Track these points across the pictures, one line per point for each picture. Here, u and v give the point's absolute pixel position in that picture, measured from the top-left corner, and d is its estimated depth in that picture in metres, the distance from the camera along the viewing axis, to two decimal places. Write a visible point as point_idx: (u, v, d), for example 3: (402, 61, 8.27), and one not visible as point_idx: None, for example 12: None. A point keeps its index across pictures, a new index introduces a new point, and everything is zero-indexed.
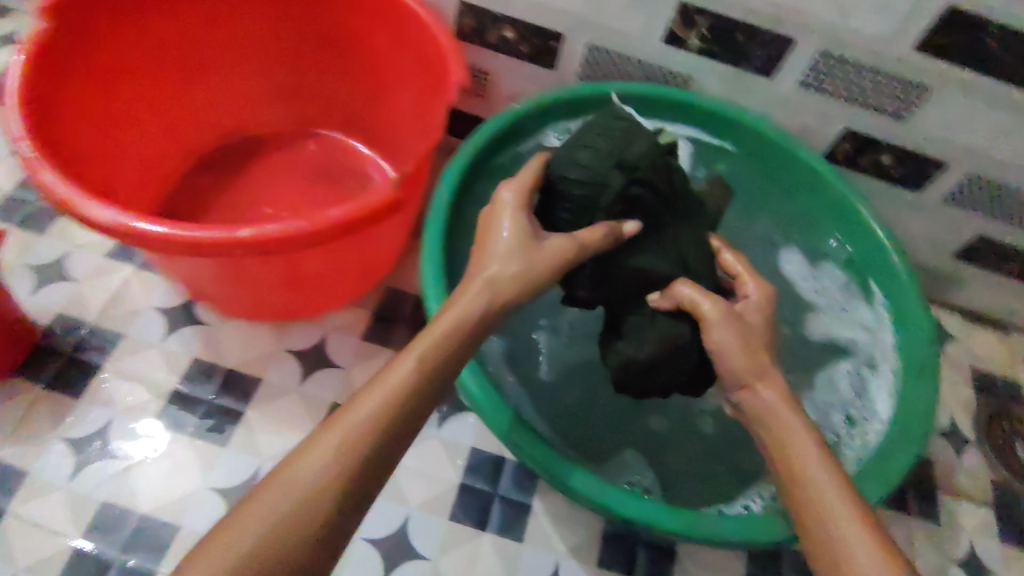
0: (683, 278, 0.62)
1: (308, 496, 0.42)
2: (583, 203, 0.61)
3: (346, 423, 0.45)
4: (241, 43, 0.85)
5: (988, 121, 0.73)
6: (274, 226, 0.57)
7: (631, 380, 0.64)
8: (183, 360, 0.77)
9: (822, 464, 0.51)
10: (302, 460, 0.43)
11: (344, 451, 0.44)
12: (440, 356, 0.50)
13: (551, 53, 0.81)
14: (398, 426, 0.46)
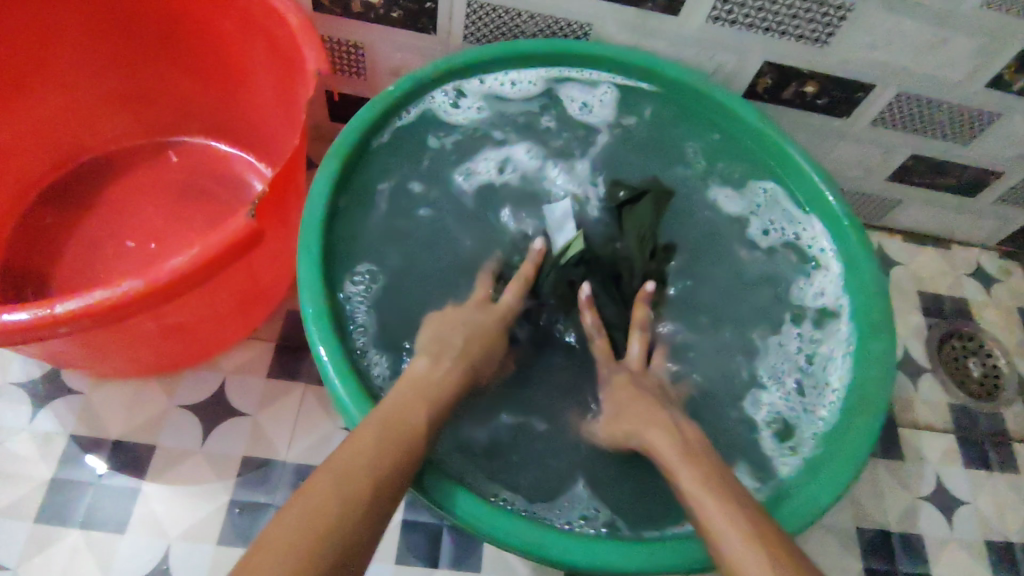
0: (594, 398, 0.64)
1: (333, 526, 0.40)
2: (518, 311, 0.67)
3: (382, 428, 0.48)
4: (56, 51, 0.70)
5: (913, 36, 0.66)
6: (108, 291, 0.48)
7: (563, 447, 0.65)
8: (60, 439, 0.66)
9: (700, 488, 0.49)
10: (317, 492, 0.42)
11: (381, 446, 0.46)
12: (451, 389, 0.55)
13: (427, 16, 0.70)
14: (424, 439, 0.49)
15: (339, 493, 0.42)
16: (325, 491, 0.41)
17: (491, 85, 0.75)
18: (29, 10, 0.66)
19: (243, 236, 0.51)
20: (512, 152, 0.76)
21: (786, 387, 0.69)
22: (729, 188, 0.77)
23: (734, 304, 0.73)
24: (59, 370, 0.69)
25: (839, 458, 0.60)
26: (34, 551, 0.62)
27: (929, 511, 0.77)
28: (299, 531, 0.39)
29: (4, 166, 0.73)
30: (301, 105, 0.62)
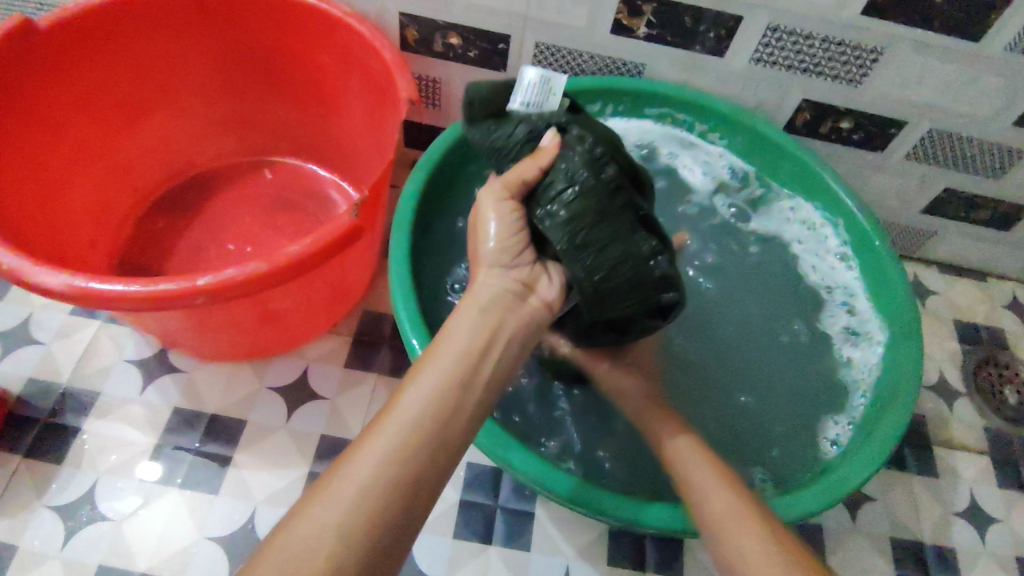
0: (553, 143, 0.54)
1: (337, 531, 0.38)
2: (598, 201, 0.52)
3: (369, 450, 0.41)
4: (184, 80, 0.82)
5: (940, 76, 0.73)
6: (234, 270, 0.57)
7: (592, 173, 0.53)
8: (164, 411, 0.76)
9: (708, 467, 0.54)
10: (322, 506, 0.39)
11: (383, 467, 0.41)
12: (448, 383, 0.45)
13: (500, 55, 0.80)
14: (456, 427, 0.44)
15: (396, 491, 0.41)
16: (327, 502, 0.39)
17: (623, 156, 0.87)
18: (166, 48, 0.78)
19: (346, 230, 0.60)
20: None
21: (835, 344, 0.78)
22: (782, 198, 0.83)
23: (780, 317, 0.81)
24: (166, 352, 0.79)
25: (873, 445, 0.64)
26: (140, 507, 0.70)
27: (962, 526, 0.80)
28: (356, 517, 0.39)
29: (129, 177, 0.85)
30: (392, 128, 0.72)
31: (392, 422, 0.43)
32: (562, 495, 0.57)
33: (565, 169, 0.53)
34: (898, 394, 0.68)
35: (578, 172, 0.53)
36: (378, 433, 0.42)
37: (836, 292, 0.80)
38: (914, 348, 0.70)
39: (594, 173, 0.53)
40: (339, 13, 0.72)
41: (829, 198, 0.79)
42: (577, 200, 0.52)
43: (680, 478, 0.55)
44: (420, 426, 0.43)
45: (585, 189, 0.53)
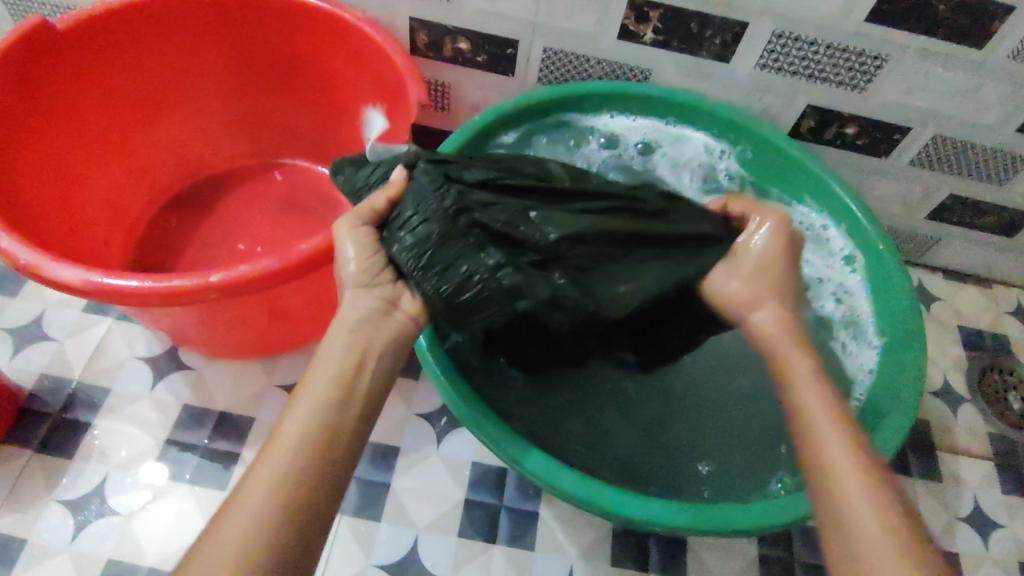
0: (398, 178, 0.57)
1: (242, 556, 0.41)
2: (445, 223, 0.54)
3: (259, 477, 0.44)
4: (196, 83, 0.84)
5: (943, 83, 0.74)
6: (246, 267, 0.58)
7: (434, 199, 0.55)
8: (173, 407, 0.77)
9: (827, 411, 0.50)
10: (224, 535, 0.42)
11: (274, 488, 0.44)
12: (327, 398, 0.48)
13: (508, 60, 0.81)
14: (340, 436, 0.48)
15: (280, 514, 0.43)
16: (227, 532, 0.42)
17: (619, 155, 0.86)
18: (180, 50, 0.79)
19: None
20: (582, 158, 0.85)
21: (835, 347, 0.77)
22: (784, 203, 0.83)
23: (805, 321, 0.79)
24: (176, 349, 0.80)
25: (874, 448, 0.64)
26: (150, 502, 0.71)
27: (966, 531, 0.80)
28: (259, 537, 0.42)
29: (141, 178, 0.86)
30: (401, 131, 0.73)
31: (277, 448, 0.46)
32: (570, 495, 0.58)
33: (410, 199, 0.55)
34: (902, 398, 0.68)
35: (420, 199, 0.55)
36: (266, 460, 0.45)
37: (826, 286, 0.80)
38: (917, 357, 0.70)
39: (434, 198, 0.55)
40: (350, 17, 0.73)
41: (835, 202, 0.80)
42: (423, 224, 0.54)
43: (793, 406, 0.52)
44: (306, 444, 0.46)
45: (432, 214, 0.54)
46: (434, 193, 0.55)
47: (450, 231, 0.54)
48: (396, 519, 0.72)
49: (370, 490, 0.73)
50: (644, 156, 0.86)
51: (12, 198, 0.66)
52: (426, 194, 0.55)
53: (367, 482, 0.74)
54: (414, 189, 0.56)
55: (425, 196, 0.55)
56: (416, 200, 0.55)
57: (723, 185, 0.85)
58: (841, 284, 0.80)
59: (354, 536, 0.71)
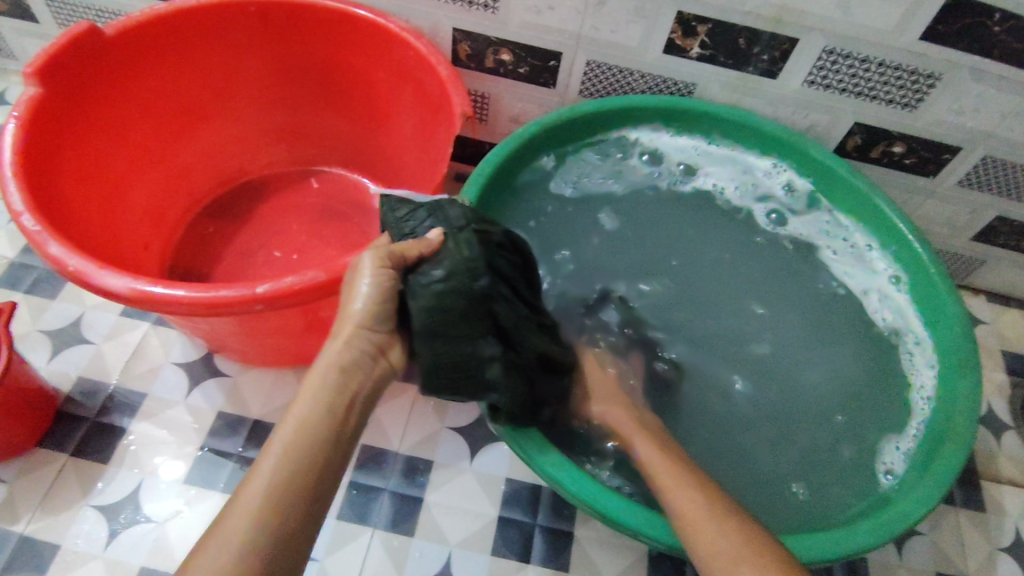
0: (438, 237, 0.56)
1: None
2: (468, 306, 0.55)
3: (243, 501, 0.44)
4: (237, 90, 0.84)
5: (1000, 103, 0.72)
6: (293, 278, 0.57)
7: (469, 280, 0.55)
8: (208, 414, 0.76)
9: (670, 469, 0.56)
10: (208, 562, 0.42)
11: (259, 512, 0.44)
12: (312, 419, 0.48)
13: (550, 72, 0.80)
14: (327, 455, 0.48)
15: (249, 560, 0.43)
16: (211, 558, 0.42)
17: (662, 172, 0.85)
18: (227, 57, 0.80)
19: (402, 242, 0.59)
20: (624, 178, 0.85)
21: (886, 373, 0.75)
22: (828, 225, 0.82)
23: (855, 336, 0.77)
24: (211, 356, 0.80)
25: (928, 480, 0.62)
26: (182, 510, 0.71)
27: (1012, 564, 0.77)
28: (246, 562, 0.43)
29: (182, 182, 0.87)
30: (444, 142, 0.73)
31: (262, 471, 0.46)
32: (611, 518, 0.57)
33: (445, 269, 0.55)
34: (965, 429, 0.65)
35: (454, 276, 0.54)
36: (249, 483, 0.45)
37: (871, 295, 0.79)
38: (969, 384, 0.68)
39: (472, 275, 0.55)
40: (396, 28, 0.73)
41: (882, 225, 0.78)
42: (447, 297, 0.54)
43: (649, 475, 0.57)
44: (290, 467, 0.46)
45: (460, 292, 0.54)
46: (467, 271, 0.55)
47: (465, 316, 0.55)
48: (428, 534, 0.71)
49: (403, 503, 0.73)
50: (683, 175, 0.85)
51: (60, 201, 0.67)
52: (464, 271, 0.55)
53: (399, 496, 0.73)
54: (447, 263, 0.55)
55: (461, 269, 0.55)
56: (452, 273, 0.54)
57: (766, 204, 0.84)
58: (891, 305, 0.78)
59: (385, 551, 0.70)
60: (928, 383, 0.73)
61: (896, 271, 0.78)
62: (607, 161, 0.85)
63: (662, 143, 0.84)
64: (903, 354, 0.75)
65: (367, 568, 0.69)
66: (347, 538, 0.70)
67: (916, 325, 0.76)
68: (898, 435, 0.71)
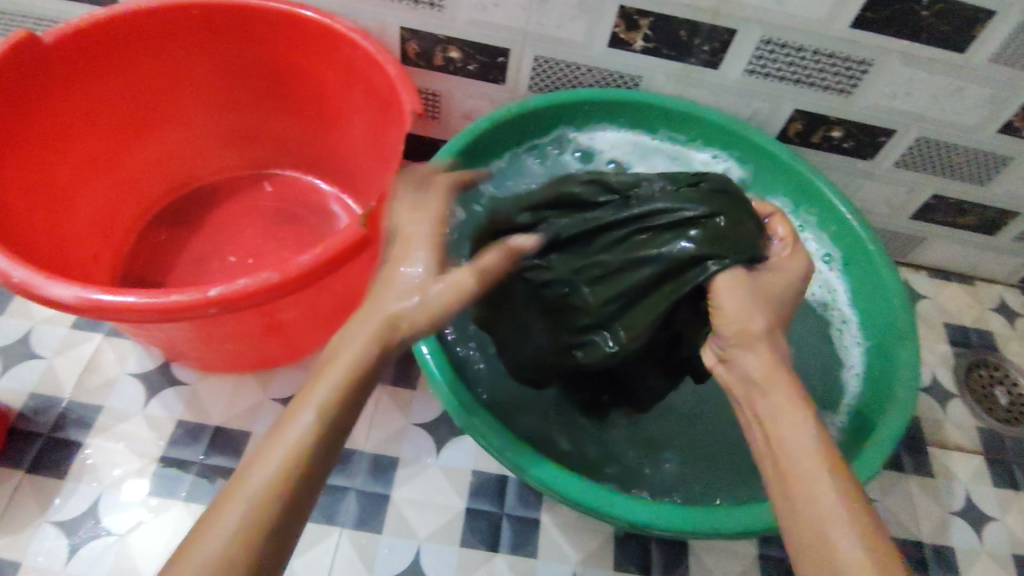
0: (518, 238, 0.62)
1: (238, 542, 0.39)
2: (554, 296, 0.63)
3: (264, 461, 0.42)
4: (185, 95, 0.83)
5: (928, 86, 0.75)
6: (246, 281, 0.57)
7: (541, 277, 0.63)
8: (168, 423, 0.76)
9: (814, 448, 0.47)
10: (221, 519, 0.40)
11: (276, 473, 0.41)
12: (336, 386, 0.45)
13: (499, 68, 0.81)
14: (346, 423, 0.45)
15: (271, 520, 0.41)
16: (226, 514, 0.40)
17: (593, 169, 0.87)
18: (173, 61, 0.79)
19: (355, 240, 0.60)
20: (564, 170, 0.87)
21: (825, 354, 0.80)
22: None
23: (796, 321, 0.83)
24: (168, 365, 0.79)
25: (874, 445, 0.65)
26: (145, 521, 0.70)
27: (960, 525, 0.81)
28: (259, 527, 0.40)
29: (130, 189, 0.85)
30: (396, 140, 0.73)
31: (288, 432, 0.43)
32: (575, 501, 0.59)
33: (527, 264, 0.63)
34: (909, 395, 0.68)
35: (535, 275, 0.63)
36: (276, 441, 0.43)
37: None
38: (909, 354, 0.71)
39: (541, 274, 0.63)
40: (342, 28, 0.73)
41: (813, 211, 0.83)
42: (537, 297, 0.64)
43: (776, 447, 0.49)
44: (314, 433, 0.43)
45: (533, 288, 0.64)
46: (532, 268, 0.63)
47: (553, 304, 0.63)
48: (397, 529, 0.71)
49: (370, 501, 0.73)
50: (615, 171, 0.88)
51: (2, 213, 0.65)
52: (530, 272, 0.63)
53: (366, 494, 0.73)
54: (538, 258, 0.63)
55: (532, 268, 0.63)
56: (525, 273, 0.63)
57: None
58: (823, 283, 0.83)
59: (355, 548, 0.70)
60: (857, 359, 0.79)
61: (828, 252, 0.83)
62: (545, 160, 0.87)
63: (601, 141, 0.88)
64: (838, 332, 0.81)
65: (337, 566, 0.69)
66: (316, 538, 0.70)
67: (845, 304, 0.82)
68: (833, 409, 0.77)
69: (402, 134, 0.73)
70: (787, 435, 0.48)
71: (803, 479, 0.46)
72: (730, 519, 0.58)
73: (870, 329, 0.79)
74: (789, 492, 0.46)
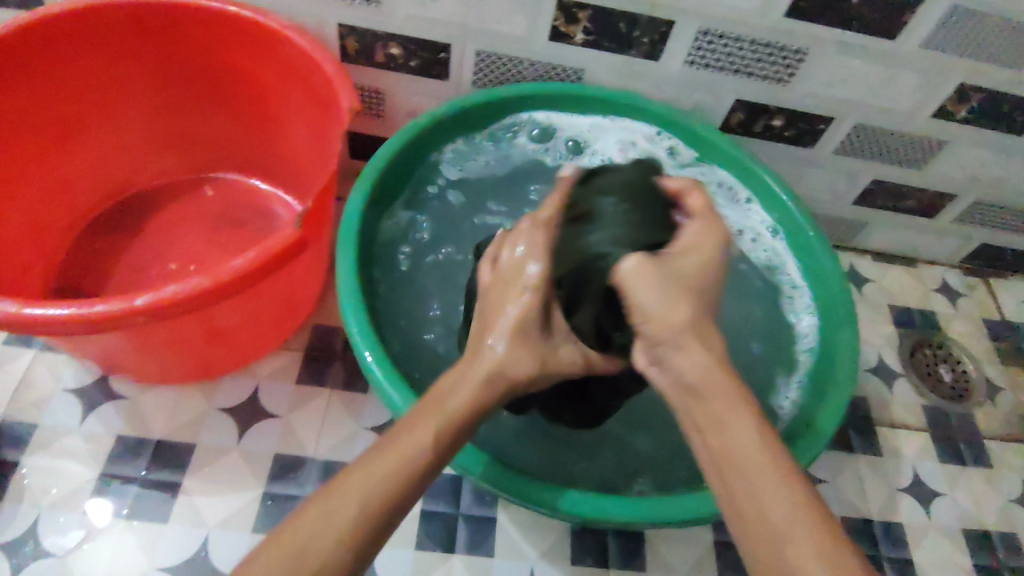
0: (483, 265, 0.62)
1: (328, 547, 0.43)
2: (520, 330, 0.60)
3: (371, 470, 0.46)
4: (117, 98, 0.80)
5: (863, 74, 0.77)
6: (176, 288, 0.55)
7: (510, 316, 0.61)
8: (107, 439, 0.73)
9: (765, 456, 0.45)
10: (318, 520, 0.43)
11: (382, 485, 0.45)
12: (454, 416, 0.49)
13: (441, 63, 0.80)
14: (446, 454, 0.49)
15: (393, 495, 0.45)
16: (323, 518, 0.43)
17: (544, 151, 0.89)
18: (103, 64, 0.76)
19: (291, 242, 0.58)
20: (512, 155, 0.88)
21: (774, 330, 0.81)
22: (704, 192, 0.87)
23: (749, 294, 0.84)
24: (107, 378, 0.76)
25: (814, 430, 0.66)
26: (84, 542, 0.67)
27: (908, 501, 0.83)
28: (351, 535, 0.43)
29: (61, 197, 0.81)
30: (335, 138, 0.72)
31: (398, 450, 0.47)
32: (518, 495, 0.59)
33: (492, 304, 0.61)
34: (850, 379, 0.69)
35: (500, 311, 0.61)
36: (392, 450, 0.47)
37: (753, 250, 0.85)
38: (848, 337, 0.73)
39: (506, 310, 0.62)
40: (275, 25, 0.71)
41: (758, 189, 0.83)
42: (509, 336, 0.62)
43: (724, 456, 0.46)
44: (423, 455, 0.47)
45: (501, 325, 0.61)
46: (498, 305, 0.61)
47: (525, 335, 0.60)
48: None
49: None
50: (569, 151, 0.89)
51: None
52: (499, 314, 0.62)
53: None
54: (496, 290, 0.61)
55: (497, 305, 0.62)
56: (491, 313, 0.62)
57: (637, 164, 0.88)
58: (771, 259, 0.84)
59: None
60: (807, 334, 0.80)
61: (772, 231, 0.84)
62: (488, 148, 0.87)
63: (550, 125, 0.87)
64: (786, 306, 0.82)
65: None
66: None
67: (793, 280, 0.83)
68: (782, 385, 0.78)
69: (339, 129, 0.72)
70: (741, 452, 0.46)
71: (750, 478, 0.45)
72: (674, 506, 0.59)
73: (818, 305, 0.79)
74: (734, 498, 0.45)
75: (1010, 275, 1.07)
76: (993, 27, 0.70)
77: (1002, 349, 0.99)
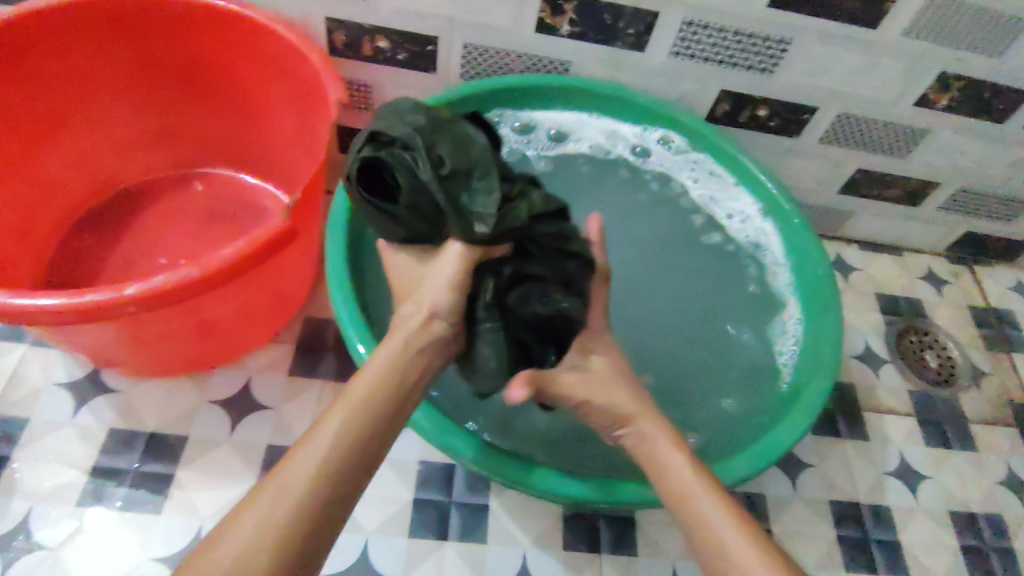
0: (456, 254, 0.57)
1: (261, 539, 0.42)
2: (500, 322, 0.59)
3: (293, 463, 0.46)
4: (104, 93, 0.80)
5: (846, 63, 0.78)
6: (164, 277, 0.56)
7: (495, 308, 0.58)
8: (99, 432, 0.73)
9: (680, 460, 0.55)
10: (249, 518, 0.43)
11: (307, 471, 0.46)
12: (369, 393, 0.51)
13: (429, 56, 0.81)
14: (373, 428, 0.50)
15: (323, 480, 0.46)
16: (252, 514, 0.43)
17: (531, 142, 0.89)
18: (89, 58, 0.76)
19: (279, 231, 0.59)
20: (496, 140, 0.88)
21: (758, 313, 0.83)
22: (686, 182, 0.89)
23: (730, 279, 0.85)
24: (98, 372, 0.77)
25: (801, 408, 0.67)
26: (77, 534, 0.67)
27: (895, 484, 0.84)
28: (285, 526, 0.43)
29: (50, 193, 0.82)
30: (322, 129, 0.72)
31: (319, 437, 0.48)
32: (512, 479, 0.60)
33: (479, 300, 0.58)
34: (830, 364, 0.72)
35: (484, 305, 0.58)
36: (312, 438, 0.48)
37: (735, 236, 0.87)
38: (833, 322, 0.75)
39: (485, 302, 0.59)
40: (262, 18, 0.71)
41: (740, 176, 0.85)
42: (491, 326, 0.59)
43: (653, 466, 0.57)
44: (344, 435, 0.48)
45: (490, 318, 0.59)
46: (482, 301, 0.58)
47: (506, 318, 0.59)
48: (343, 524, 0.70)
49: None
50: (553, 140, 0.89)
51: None
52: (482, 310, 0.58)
53: None
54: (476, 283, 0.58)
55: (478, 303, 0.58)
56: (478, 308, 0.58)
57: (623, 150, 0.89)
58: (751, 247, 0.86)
59: None
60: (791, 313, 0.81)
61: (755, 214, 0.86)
62: None
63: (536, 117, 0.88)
64: (770, 286, 0.84)
65: None
66: None
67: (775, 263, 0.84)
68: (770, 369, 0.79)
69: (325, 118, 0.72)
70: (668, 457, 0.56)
71: (675, 484, 0.54)
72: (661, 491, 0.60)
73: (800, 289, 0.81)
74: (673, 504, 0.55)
75: (996, 263, 1.08)
76: (972, 15, 0.71)
77: (987, 335, 1.00)
